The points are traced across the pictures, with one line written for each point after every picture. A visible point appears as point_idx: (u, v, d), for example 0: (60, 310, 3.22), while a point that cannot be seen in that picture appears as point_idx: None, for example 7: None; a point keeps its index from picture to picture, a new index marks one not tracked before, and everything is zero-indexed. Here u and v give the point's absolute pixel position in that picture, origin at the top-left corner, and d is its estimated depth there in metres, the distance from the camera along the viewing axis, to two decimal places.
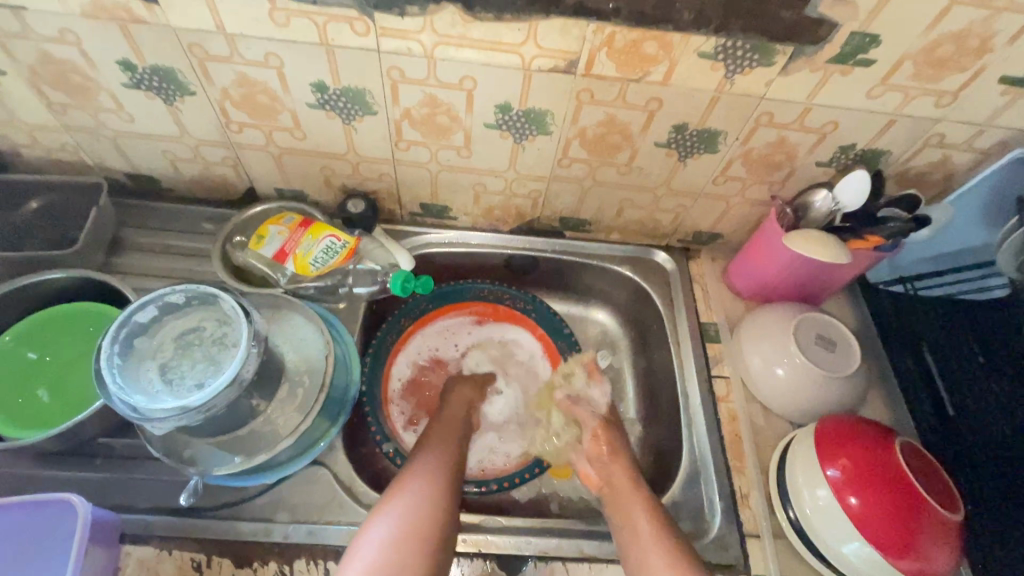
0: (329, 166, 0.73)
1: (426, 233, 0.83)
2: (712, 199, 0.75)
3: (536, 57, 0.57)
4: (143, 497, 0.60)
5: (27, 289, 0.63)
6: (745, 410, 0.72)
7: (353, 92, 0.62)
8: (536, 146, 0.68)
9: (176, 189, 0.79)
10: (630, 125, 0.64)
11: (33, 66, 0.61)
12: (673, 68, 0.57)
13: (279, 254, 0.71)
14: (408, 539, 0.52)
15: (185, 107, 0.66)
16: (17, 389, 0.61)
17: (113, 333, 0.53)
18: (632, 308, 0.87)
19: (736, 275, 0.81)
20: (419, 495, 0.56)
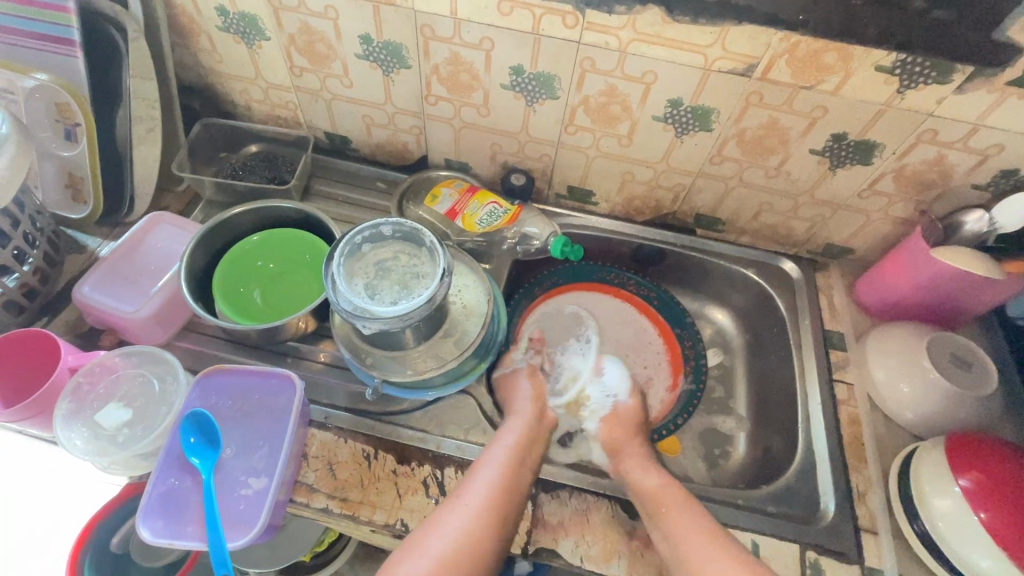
0: (498, 143, 0.83)
1: (567, 216, 0.91)
2: (853, 211, 0.78)
3: (719, 59, 0.64)
4: (323, 394, 0.71)
5: (262, 211, 0.78)
6: (866, 416, 0.74)
7: (544, 77, 0.71)
8: (695, 141, 0.74)
9: (362, 150, 0.93)
10: (790, 130, 0.69)
11: (293, 35, 0.76)
12: (847, 79, 0.62)
13: (450, 212, 0.84)
14: (473, 529, 0.57)
15: (397, 79, 0.78)
16: (239, 285, 0.74)
17: (341, 248, 0.65)
18: (751, 310, 0.91)
19: (866, 289, 0.82)
20: (487, 496, 0.60)
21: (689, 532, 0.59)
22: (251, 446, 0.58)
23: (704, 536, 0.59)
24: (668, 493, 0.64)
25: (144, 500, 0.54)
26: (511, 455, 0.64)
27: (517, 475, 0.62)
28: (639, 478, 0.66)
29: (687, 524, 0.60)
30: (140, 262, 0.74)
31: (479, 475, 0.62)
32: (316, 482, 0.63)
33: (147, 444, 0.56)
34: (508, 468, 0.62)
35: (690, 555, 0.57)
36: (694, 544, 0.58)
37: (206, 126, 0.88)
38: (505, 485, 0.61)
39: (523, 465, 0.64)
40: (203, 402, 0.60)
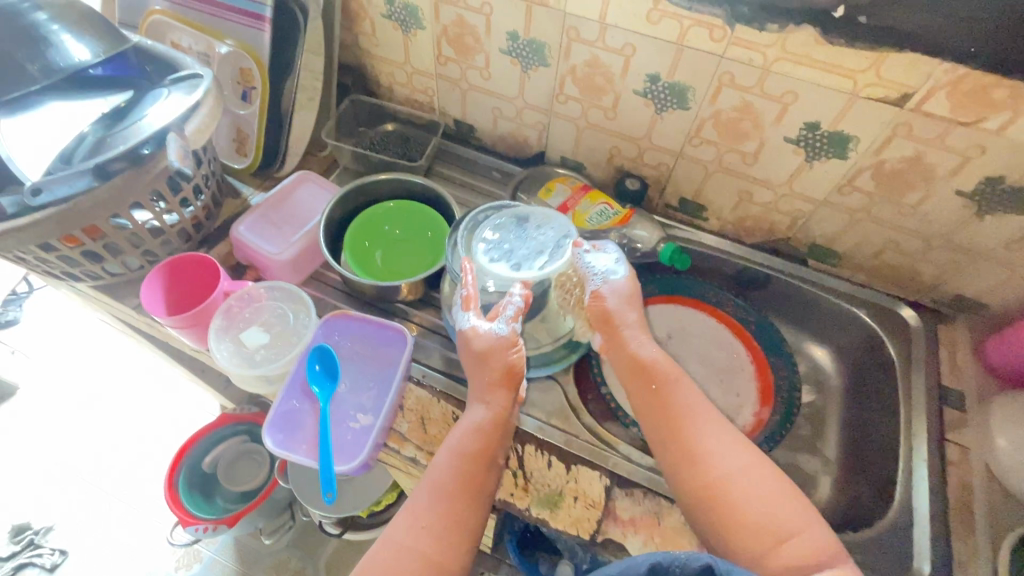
0: (617, 147, 0.86)
1: (673, 227, 0.91)
2: (995, 263, 0.72)
3: (870, 85, 0.62)
4: (423, 355, 0.76)
5: (395, 183, 0.85)
6: (979, 485, 0.68)
7: (678, 87, 0.73)
8: (825, 167, 0.72)
9: (484, 140, 0.99)
10: (936, 167, 0.66)
11: (447, 27, 0.83)
12: (1015, 119, 0.58)
13: (562, 207, 0.88)
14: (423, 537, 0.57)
15: (534, 75, 0.82)
16: (366, 246, 0.81)
17: (462, 226, 0.74)
18: (856, 352, 0.86)
19: (994, 351, 0.75)
20: (434, 505, 0.59)
21: (698, 425, 0.62)
22: (363, 384, 0.64)
23: (706, 408, 0.64)
24: (663, 363, 0.67)
25: (270, 413, 0.62)
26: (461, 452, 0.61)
27: (467, 479, 0.60)
28: (637, 349, 0.68)
29: (687, 396, 0.65)
30: (287, 212, 0.84)
31: (427, 478, 0.61)
32: (408, 433, 0.68)
33: (277, 367, 0.64)
34: (451, 472, 0.60)
35: (687, 420, 0.62)
36: (693, 410, 0.63)
37: (353, 102, 0.98)
38: (449, 486, 0.59)
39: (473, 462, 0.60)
40: (327, 339, 0.67)
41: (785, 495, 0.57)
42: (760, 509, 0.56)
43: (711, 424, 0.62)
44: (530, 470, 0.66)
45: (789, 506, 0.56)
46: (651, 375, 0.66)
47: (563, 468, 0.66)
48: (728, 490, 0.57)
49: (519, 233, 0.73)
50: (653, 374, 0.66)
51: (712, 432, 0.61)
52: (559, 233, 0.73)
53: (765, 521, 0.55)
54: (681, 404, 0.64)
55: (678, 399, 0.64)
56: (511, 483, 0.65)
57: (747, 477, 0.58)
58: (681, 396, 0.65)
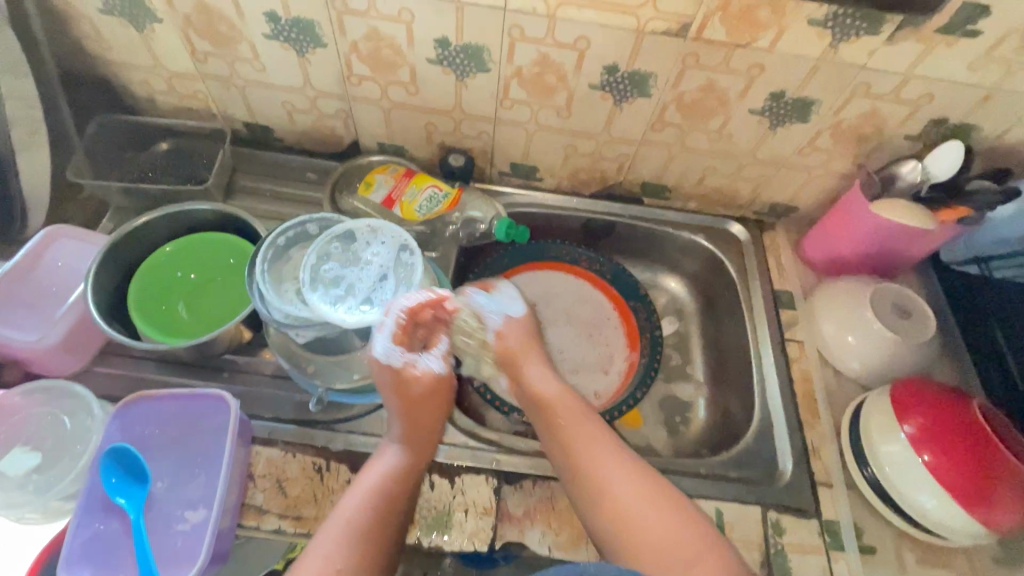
0: (432, 122, 0.78)
1: (512, 194, 0.88)
2: (795, 170, 0.78)
3: (652, 20, 0.60)
4: (266, 408, 0.67)
5: (179, 215, 0.71)
6: (818, 372, 0.76)
7: (471, 49, 0.67)
8: (634, 108, 0.71)
9: (286, 140, 0.86)
10: (728, 91, 0.67)
11: (188, 15, 0.68)
12: (781, 35, 0.60)
13: (387, 200, 0.80)
14: None
15: (314, 59, 0.71)
16: (161, 300, 0.68)
17: (262, 253, 0.59)
18: (703, 276, 0.90)
19: (811, 245, 0.83)
20: (344, 554, 0.52)
21: (596, 452, 0.60)
22: (187, 476, 0.54)
23: (610, 443, 0.62)
24: (560, 401, 0.65)
25: (65, 549, 0.49)
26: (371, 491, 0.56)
27: (386, 517, 0.55)
28: (541, 387, 0.67)
29: (586, 439, 0.62)
30: (39, 283, 0.66)
31: (335, 521, 0.54)
32: (266, 503, 0.60)
33: (65, 487, 0.51)
34: (367, 512, 0.55)
35: (594, 466, 0.59)
36: (593, 445, 0.61)
37: (103, 124, 0.79)
38: (366, 526, 0.54)
39: (387, 499, 0.56)
40: (125, 433, 0.55)
41: (685, 526, 0.55)
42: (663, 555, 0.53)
43: (613, 471, 0.59)
44: None
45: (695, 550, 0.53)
46: (552, 419, 0.64)
47: (446, 485, 0.62)
48: (630, 542, 0.55)
49: (347, 257, 0.59)
50: (558, 416, 0.64)
51: (616, 478, 0.58)
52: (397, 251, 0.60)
53: (664, 542, 0.54)
54: (585, 449, 0.61)
55: (577, 435, 0.62)
56: None
57: (655, 529, 0.55)
58: (585, 440, 0.62)
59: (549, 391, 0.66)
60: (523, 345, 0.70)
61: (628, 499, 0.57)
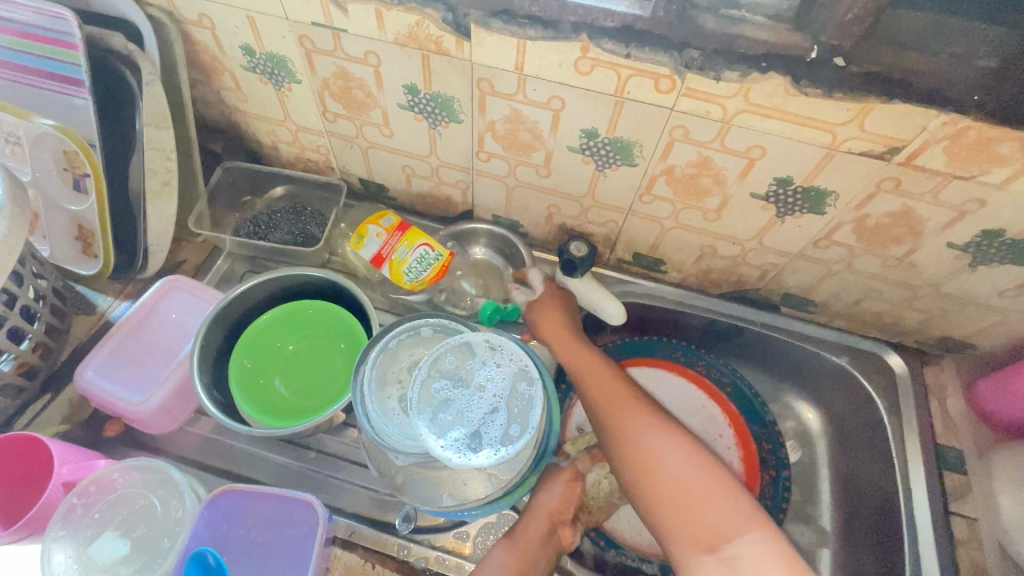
0: (556, 205, 0.72)
1: (629, 283, 0.80)
2: (988, 309, 0.64)
3: (852, 139, 0.50)
4: (348, 501, 0.62)
5: (287, 279, 0.68)
6: (993, 564, 0.62)
7: (620, 143, 0.59)
8: (799, 223, 0.61)
9: (399, 199, 0.82)
10: (927, 221, 0.56)
11: (327, 80, 0.65)
12: (1022, 173, 0.48)
13: (377, 256, 0.75)
14: None
15: (445, 132, 0.67)
16: (259, 373, 0.65)
17: (371, 356, 0.54)
18: (838, 403, 0.78)
19: (988, 394, 0.68)
20: None
21: (632, 428, 0.60)
22: None
23: (646, 419, 0.61)
24: (609, 388, 0.65)
25: None
26: (506, 568, 0.55)
27: None
28: (589, 373, 0.67)
29: (609, 387, 0.65)
30: (147, 338, 0.66)
31: None
32: None
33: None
34: None
35: (638, 447, 0.59)
36: (629, 424, 0.61)
37: (229, 170, 0.79)
38: None
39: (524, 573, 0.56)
40: (212, 532, 0.52)
41: (703, 463, 0.57)
42: (686, 492, 0.55)
43: (643, 418, 0.61)
44: None
45: (701, 468, 0.56)
46: (600, 400, 0.64)
47: None
48: (684, 521, 0.54)
49: (460, 377, 0.52)
50: (587, 369, 0.67)
51: (649, 432, 0.59)
52: (516, 378, 0.52)
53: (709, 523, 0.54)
54: (616, 405, 0.63)
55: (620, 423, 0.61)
56: None
57: (704, 502, 0.55)
58: (618, 397, 0.63)
59: (582, 374, 0.67)
60: (562, 329, 0.70)
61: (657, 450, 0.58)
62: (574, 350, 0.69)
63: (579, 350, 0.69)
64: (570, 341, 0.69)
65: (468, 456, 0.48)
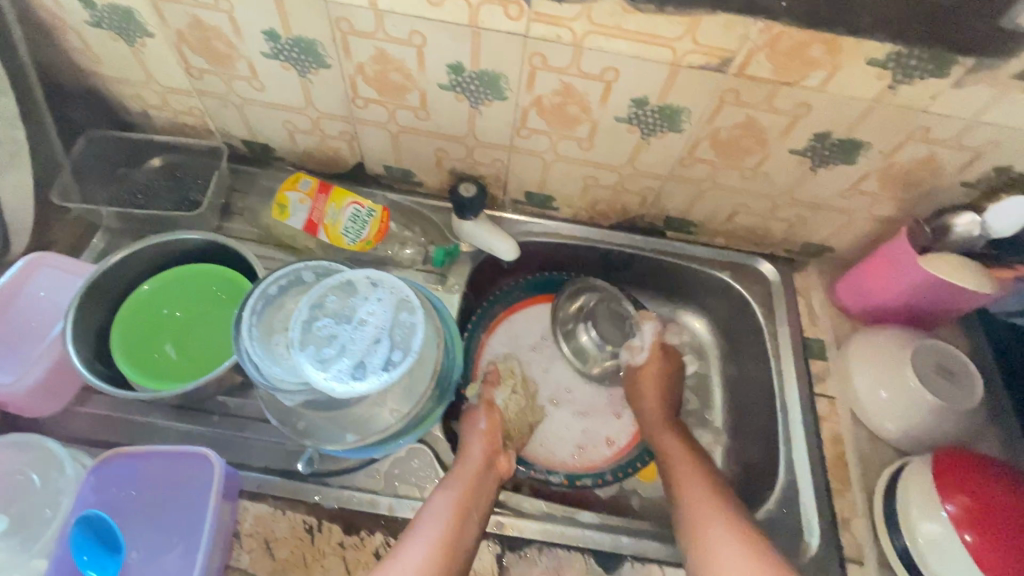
0: (443, 148, 0.73)
1: (525, 222, 0.82)
2: (835, 211, 0.72)
3: (690, 53, 0.54)
4: (257, 457, 0.62)
5: (165, 245, 0.66)
6: (849, 432, 0.71)
7: (487, 76, 0.61)
8: (663, 143, 0.66)
9: (287, 158, 0.80)
10: (769, 129, 0.61)
11: (181, 31, 0.62)
12: (834, 74, 0.54)
13: (308, 223, 0.75)
14: None
15: (317, 80, 0.66)
16: (148, 343, 0.63)
17: (252, 304, 0.54)
18: (725, 315, 0.85)
19: (846, 290, 0.77)
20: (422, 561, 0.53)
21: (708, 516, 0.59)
22: (162, 546, 0.50)
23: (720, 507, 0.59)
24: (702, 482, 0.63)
25: None
26: (456, 501, 0.58)
27: (456, 539, 0.55)
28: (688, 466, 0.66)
29: (697, 480, 0.63)
30: (17, 319, 0.62)
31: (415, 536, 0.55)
32: (252, 565, 0.56)
33: (39, 547, 0.48)
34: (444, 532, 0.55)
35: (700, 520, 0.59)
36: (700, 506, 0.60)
37: (92, 140, 0.74)
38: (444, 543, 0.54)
39: (471, 505, 0.58)
40: (99, 497, 0.51)
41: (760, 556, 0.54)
42: (734, 566, 0.54)
43: (717, 514, 0.58)
44: None
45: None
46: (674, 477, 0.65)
47: None
48: None
49: (343, 314, 0.53)
50: (684, 476, 0.65)
51: (721, 531, 0.57)
52: (397, 308, 0.54)
53: None
54: (696, 490, 0.62)
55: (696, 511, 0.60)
56: None
57: None
58: (697, 487, 0.63)
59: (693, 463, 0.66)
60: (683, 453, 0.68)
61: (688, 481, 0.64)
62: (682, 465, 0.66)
63: (677, 454, 0.68)
64: (676, 444, 0.70)
65: (352, 385, 0.49)
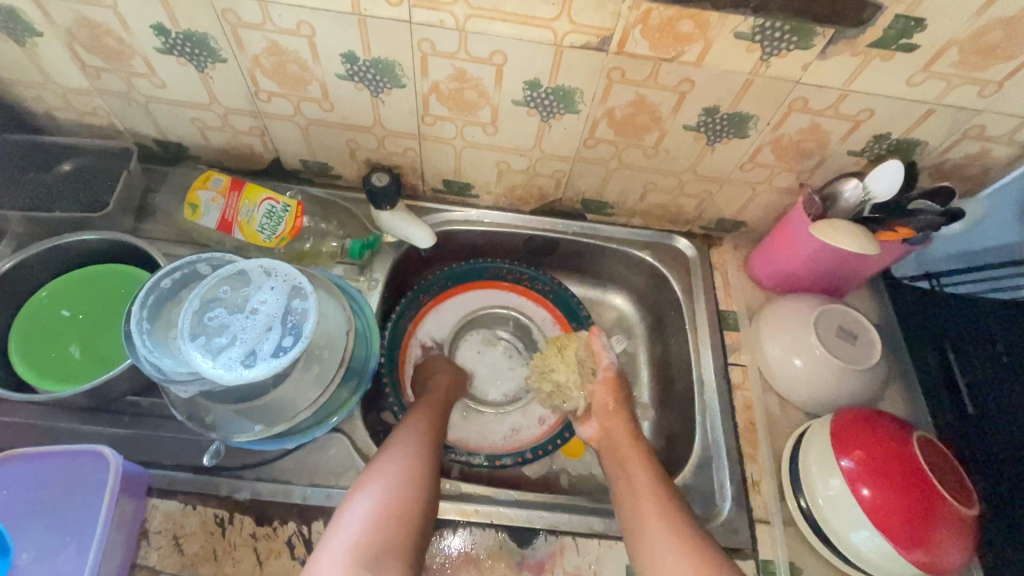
0: (354, 140, 0.74)
1: (447, 211, 0.83)
2: (738, 185, 0.74)
3: (570, 33, 0.56)
4: (166, 455, 0.61)
5: (67, 247, 0.65)
6: (761, 399, 0.73)
7: (382, 64, 0.62)
8: (563, 125, 0.67)
9: (202, 156, 0.80)
10: (660, 106, 0.63)
11: (70, 28, 0.62)
12: (708, 49, 0.56)
13: (222, 222, 0.74)
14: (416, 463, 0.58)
15: (216, 74, 0.66)
16: (51, 345, 0.62)
17: (141, 299, 0.53)
18: (648, 294, 0.87)
19: (759, 263, 0.79)
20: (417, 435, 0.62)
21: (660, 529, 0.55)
22: (55, 546, 0.49)
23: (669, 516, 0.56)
24: (653, 491, 0.59)
25: None
26: (407, 468, 0.57)
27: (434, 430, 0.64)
28: (635, 468, 0.62)
29: (650, 489, 0.59)
30: None
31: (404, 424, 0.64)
32: (159, 562, 0.55)
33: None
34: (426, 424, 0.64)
35: (650, 538, 0.55)
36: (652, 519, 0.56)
37: None
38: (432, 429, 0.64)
39: (424, 471, 0.58)
40: None
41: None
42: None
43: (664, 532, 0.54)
44: None
45: None
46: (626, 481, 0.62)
47: None
48: None
49: (236, 305, 0.54)
50: (634, 478, 0.61)
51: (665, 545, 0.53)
52: (291, 296, 0.54)
53: None
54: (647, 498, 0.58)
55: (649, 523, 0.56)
56: None
57: None
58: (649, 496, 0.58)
59: (646, 470, 0.62)
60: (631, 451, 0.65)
61: (642, 498, 0.59)
62: (634, 466, 0.63)
63: (633, 456, 0.64)
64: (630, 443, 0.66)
65: (243, 372, 0.50)
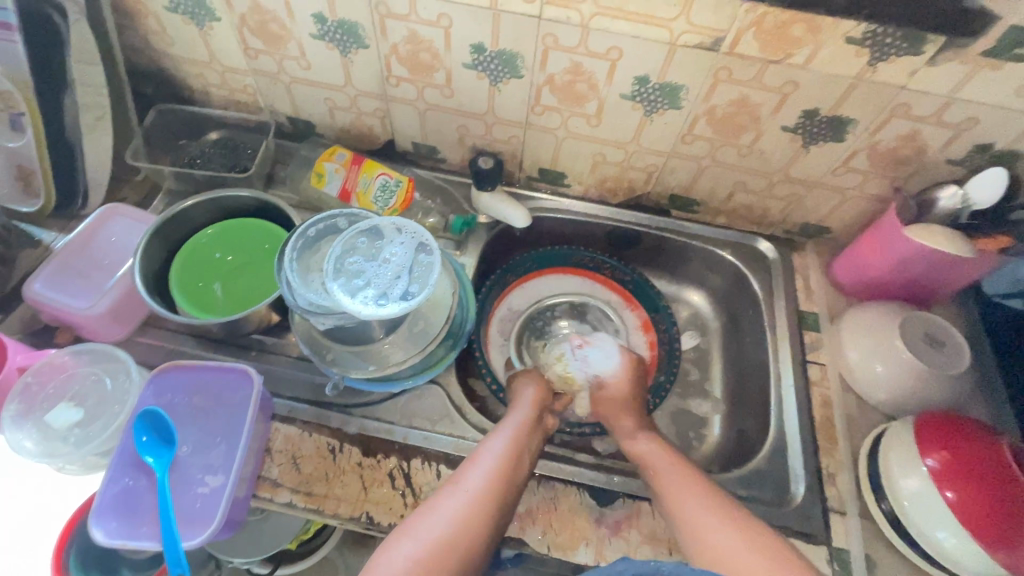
0: (465, 126, 0.81)
1: (538, 199, 0.89)
2: (828, 190, 0.76)
3: (684, 33, 0.61)
4: (286, 388, 0.70)
5: (219, 201, 0.75)
6: (839, 398, 0.74)
7: (505, 55, 0.69)
8: (664, 120, 0.72)
9: (326, 134, 0.90)
10: (760, 106, 0.67)
11: (244, 15, 0.72)
12: (816, 52, 0.59)
13: (342, 192, 0.83)
14: (475, 518, 0.54)
15: (356, 59, 0.75)
16: (199, 280, 0.72)
17: (293, 242, 0.62)
18: (726, 291, 0.90)
19: (842, 269, 0.80)
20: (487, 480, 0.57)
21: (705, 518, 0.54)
22: (208, 444, 0.58)
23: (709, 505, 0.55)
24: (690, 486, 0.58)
25: (98, 501, 0.54)
26: (465, 522, 0.53)
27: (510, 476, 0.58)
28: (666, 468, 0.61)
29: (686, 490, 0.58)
30: (92, 255, 0.72)
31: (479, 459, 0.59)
32: (280, 477, 0.63)
33: (100, 445, 0.58)
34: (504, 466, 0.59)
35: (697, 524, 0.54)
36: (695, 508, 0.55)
37: (161, 112, 0.85)
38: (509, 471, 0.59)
39: (480, 530, 0.54)
40: (158, 399, 0.60)
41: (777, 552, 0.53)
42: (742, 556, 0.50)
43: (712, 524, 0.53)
44: (418, 485, 0.63)
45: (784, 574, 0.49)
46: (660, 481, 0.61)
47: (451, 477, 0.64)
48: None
49: (370, 253, 0.61)
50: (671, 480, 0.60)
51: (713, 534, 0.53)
52: (417, 251, 0.62)
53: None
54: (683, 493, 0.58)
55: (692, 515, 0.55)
56: (399, 505, 0.62)
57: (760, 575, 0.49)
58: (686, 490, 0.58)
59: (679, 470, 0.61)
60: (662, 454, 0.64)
61: (681, 496, 0.58)
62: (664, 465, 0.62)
63: (666, 460, 0.62)
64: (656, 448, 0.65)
65: (377, 309, 0.57)
